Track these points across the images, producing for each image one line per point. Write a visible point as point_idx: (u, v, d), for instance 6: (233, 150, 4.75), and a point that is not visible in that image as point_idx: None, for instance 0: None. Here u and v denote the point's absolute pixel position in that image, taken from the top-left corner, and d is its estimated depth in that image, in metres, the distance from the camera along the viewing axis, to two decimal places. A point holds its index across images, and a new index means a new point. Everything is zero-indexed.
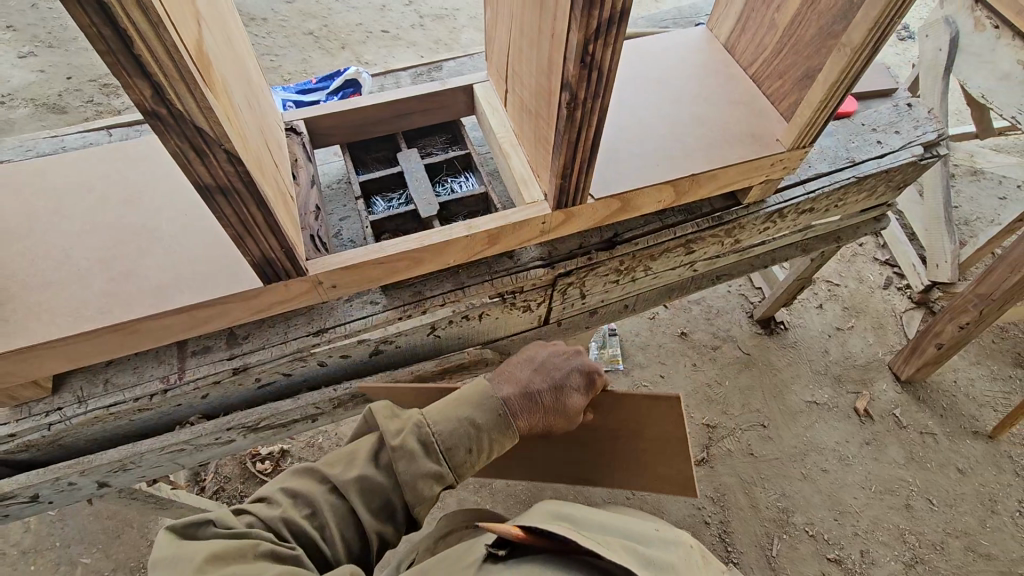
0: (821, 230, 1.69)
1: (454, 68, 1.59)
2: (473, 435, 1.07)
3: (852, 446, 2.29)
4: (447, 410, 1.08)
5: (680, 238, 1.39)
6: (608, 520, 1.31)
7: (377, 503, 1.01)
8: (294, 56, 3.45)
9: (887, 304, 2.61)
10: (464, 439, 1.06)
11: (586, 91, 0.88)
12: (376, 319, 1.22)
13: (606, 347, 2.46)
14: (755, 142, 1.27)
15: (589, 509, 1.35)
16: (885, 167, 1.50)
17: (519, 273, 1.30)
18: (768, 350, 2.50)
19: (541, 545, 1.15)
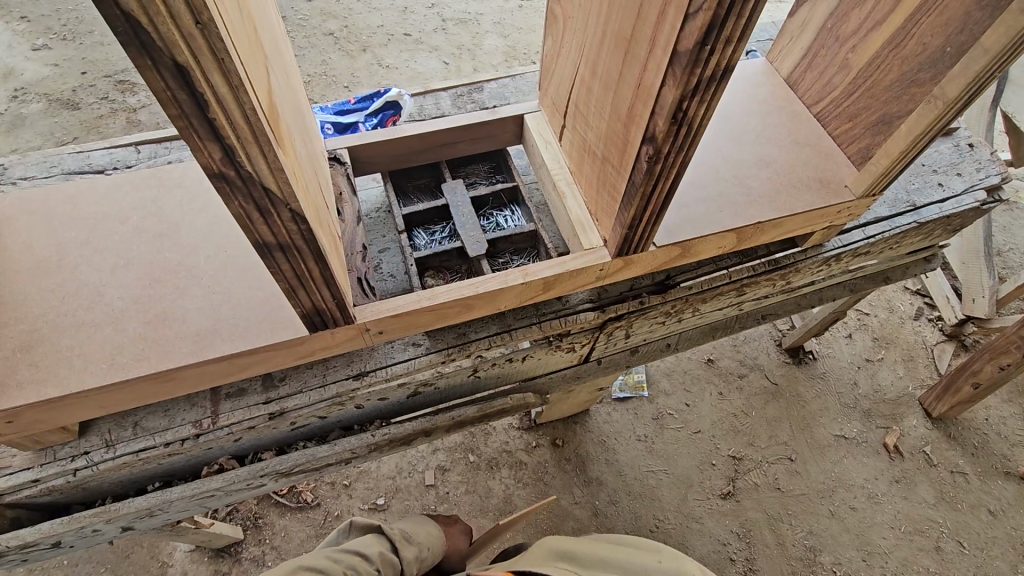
0: (871, 270, 1.62)
1: (497, 90, 1.52)
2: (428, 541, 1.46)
3: (881, 483, 2.23)
4: (413, 524, 1.49)
5: (733, 281, 1.33)
6: (606, 550, 1.28)
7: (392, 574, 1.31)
8: (313, 57, 3.38)
9: (918, 336, 2.56)
10: (421, 540, 1.45)
11: (671, 145, 0.82)
12: (419, 363, 1.16)
13: (633, 373, 2.39)
14: (822, 188, 1.21)
15: (593, 541, 1.33)
16: (947, 212, 1.43)
17: (568, 316, 1.23)
18: (796, 380, 2.44)
19: None
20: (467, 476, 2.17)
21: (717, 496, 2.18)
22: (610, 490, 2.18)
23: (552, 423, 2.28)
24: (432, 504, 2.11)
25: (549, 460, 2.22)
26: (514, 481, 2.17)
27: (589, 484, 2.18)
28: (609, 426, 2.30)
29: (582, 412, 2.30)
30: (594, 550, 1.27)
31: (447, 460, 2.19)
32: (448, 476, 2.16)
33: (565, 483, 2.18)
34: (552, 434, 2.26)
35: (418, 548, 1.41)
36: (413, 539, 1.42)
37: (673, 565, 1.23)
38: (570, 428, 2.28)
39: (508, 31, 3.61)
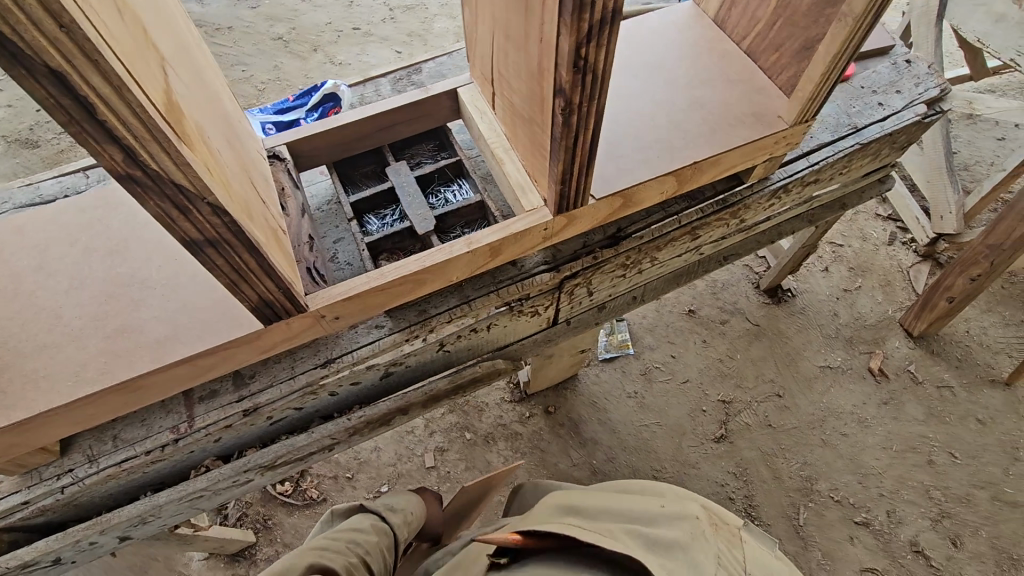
0: (826, 199, 1.64)
1: (434, 69, 1.53)
2: (413, 507, 1.60)
3: (870, 408, 2.27)
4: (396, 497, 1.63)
5: (684, 226, 1.35)
6: (611, 502, 1.28)
7: (386, 540, 1.44)
8: (265, 63, 3.34)
9: (893, 261, 2.59)
10: (406, 504, 1.59)
11: (581, 95, 0.84)
12: (383, 344, 1.19)
13: (617, 332, 2.42)
14: (756, 122, 1.22)
15: (600, 494, 1.32)
16: (889, 130, 1.44)
17: (524, 280, 1.26)
18: (777, 318, 2.47)
19: (544, 545, 1.18)
20: (466, 454, 2.22)
21: (711, 440, 2.23)
22: (607, 448, 2.23)
23: (544, 392, 2.33)
24: (435, 485, 2.16)
25: (544, 427, 2.27)
26: (511, 453, 2.22)
27: (585, 445, 2.23)
28: (599, 387, 2.34)
29: (571, 377, 2.34)
30: (600, 502, 1.28)
31: (444, 440, 2.24)
32: (448, 456, 2.21)
33: (562, 447, 2.23)
34: (545, 403, 2.31)
35: (404, 514, 1.55)
36: (397, 507, 1.55)
37: (676, 510, 1.23)
38: (561, 395, 2.32)
39: (455, 11, 3.56)
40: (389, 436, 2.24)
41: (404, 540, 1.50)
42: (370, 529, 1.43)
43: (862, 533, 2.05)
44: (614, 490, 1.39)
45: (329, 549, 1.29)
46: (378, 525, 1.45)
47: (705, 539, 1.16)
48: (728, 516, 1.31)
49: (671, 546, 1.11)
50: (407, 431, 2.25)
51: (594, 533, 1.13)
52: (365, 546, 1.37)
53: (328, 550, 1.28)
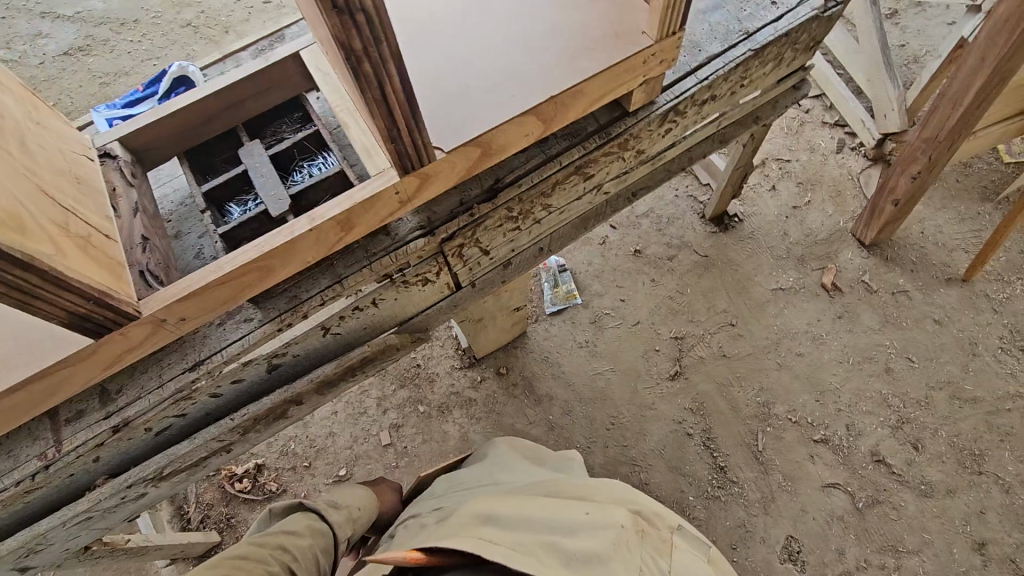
0: (735, 114, 1.53)
1: (297, 31, 1.44)
2: (359, 505, 1.51)
3: (824, 324, 2.22)
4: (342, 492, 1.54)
5: (568, 166, 1.26)
6: (530, 510, 1.17)
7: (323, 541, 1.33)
8: (176, 54, 3.07)
9: (843, 168, 2.47)
10: (352, 503, 1.50)
11: (360, 40, 0.74)
12: (254, 338, 1.13)
13: (563, 283, 2.34)
14: (620, 42, 1.11)
15: (519, 499, 1.21)
16: (783, 31, 1.32)
17: (399, 249, 1.18)
18: (726, 247, 2.37)
19: (451, 561, 1.09)
20: (421, 427, 2.19)
21: (665, 379, 2.19)
22: (562, 402, 2.20)
23: (493, 354, 2.27)
24: (393, 462, 2.15)
25: (497, 390, 2.23)
26: (467, 420, 2.19)
27: (540, 402, 2.20)
28: (550, 341, 2.28)
29: (520, 335, 2.28)
30: (518, 509, 1.16)
31: (399, 417, 2.21)
32: (403, 431, 2.19)
33: (516, 407, 2.20)
34: (496, 364, 2.26)
35: (349, 510, 1.46)
36: (340, 504, 1.46)
37: (602, 517, 1.17)
38: (511, 354, 2.27)
39: None
40: (342, 420, 2.21)
41: (345, 541, 1.39)
42: (304, 532, 1.32)
43: (822, 451, 2.04)
44: (541, 489, 1.31)
45: (250, 558, 1.18)
46: (313, 526, 1.34)
47: (627, 549, 1.11)
48: (661, 516, 1.27)
49: (588, 561, 1.06)
50: (360, 412, 2.22)
51: (504, 551, 1.05)
52: (295, 551, 1.26)
53: (249, 560, 1.17)
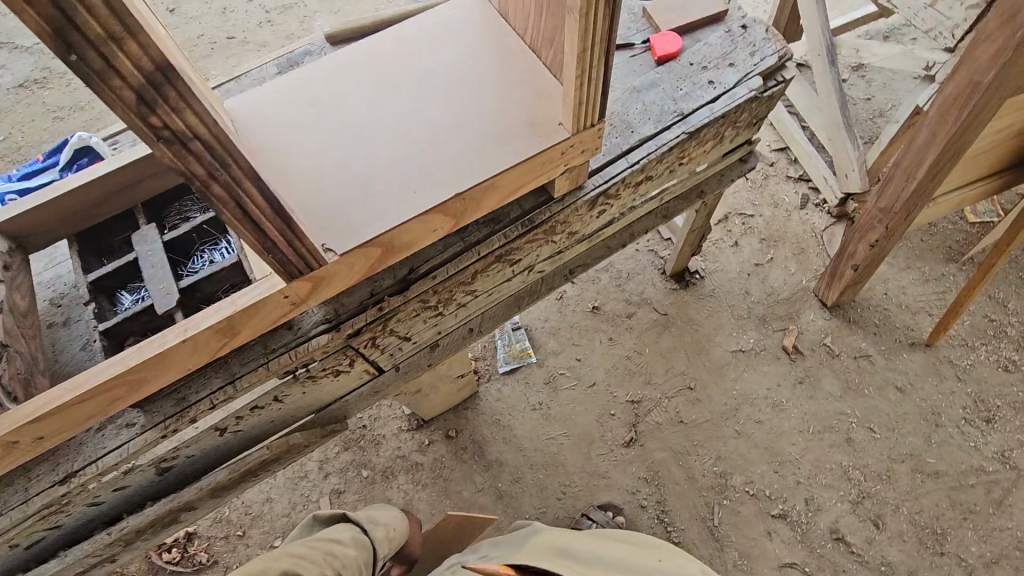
0: (678, 190, 1.46)
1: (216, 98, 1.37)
2: (397, 528, 1.50)
3: (784, 389, 2.14)
4: (380, 509, 1.54)
5: (488, 256, 1.18)
6: (603, 549, 1.31)
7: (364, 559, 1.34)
8: None
9: (807, 225, 2.41)
10: (391, 522, 1.49)
11: (202, 166, 0.66)
12: (133, 446, 1.03)
13: (517, 340, 2.25)
14: (533, 133, 1.03)
15: (595, 537, 1.35)
16: (719, 113, 1.25)
17: (300, 347, 1.10)
18: (686, 305, 2.30)
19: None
20: (364, 494, 2.09)
21: (620, 446, 2.10)
22: (513, 468, 2.10)
23: (443, 415, 2.18)
24: None
25: (446, 454, 2.13)
26: (413, 486, 2.09)
27: (490, 468, 2.10)
28: (502, 402, 2.19)
29: (471, 396, 2.19)
30: (594, 548, 1.30)
31: (341, 482, 2.10)
32: (345, 498, 2.08)
33: (465, 473, 2.10)
34: (445, 426, 2.16)
35: (387, 530, 1.46)
36: (381, 520, 1.47)
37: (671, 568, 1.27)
38: (461, 416, 2.18)
39: (337, 3, 3.15)
40: (281, 484, 2.10)
41: (384, 557, 1.41)
42: (348, 542, 1.34)
43: (779, 527, 1.96)
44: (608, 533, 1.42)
45: (300, 559, 1.22)
46: (359, 539, 1.36)
47: None
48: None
49: None
50: (300, 477, 2.11)
51: None
52: (342, 562, 1.28)
53: (296, 563, 1.20)
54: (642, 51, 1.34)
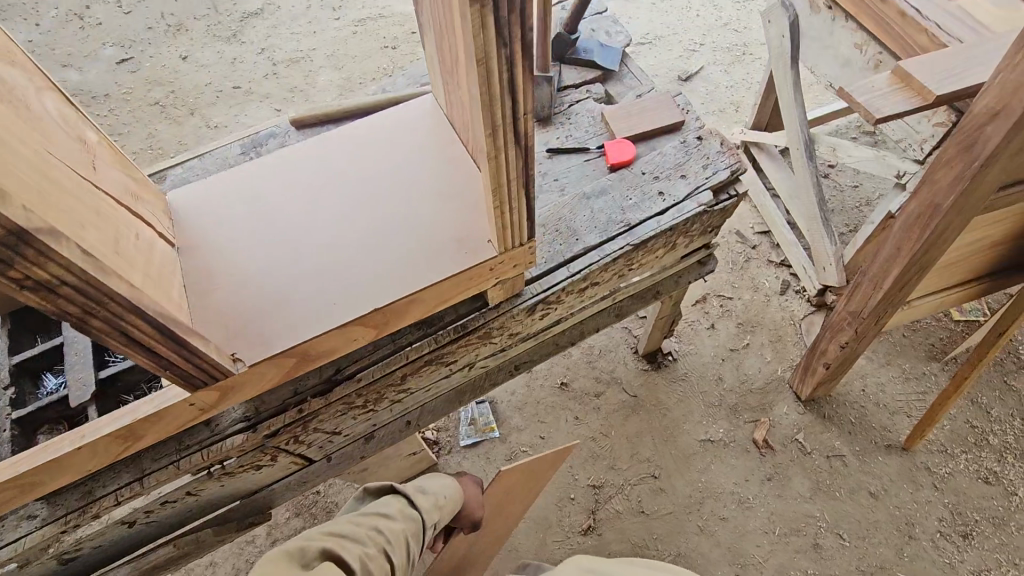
0: (631, 291, 1.44)
1: (180, 176, 1.41)
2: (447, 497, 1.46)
3: (752, 486, 2.07)
4: (432, 479, 1.50)
5: (417, 360, 1.16)
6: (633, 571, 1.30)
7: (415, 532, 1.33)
8: (139, 133, 3.01)
9: (785, 312, 2.37)
10: (442, 492, 1.46)
11: (76, 306, 0.66)
12: (30, 541, 1.01)
13: (479, 414, 2.20)
14: (460, 250, 1.03)
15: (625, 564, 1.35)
16: (665, 226, 1.24)
17: (215, 445, 1.07)
18: (657, 388, 2.25)
19: None
20: None
21: (577, 533, 2.02)
22: None
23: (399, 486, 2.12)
24: None
25: None
26: None
27: None
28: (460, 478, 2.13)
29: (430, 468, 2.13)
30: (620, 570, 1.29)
31: None
32: None
33: None
34: None
35: (436, 498, 1.42)
36: (429, 490, 1.43)
37: None
38: None
39: (342, 62, 3.22)
40: (226, 549, 2.04)
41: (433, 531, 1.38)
42: (397, 516, 1.31)
43: None
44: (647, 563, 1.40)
45: (344, 540, 1.19)
46: (405, 511, 1.33)
47: None
48: None
49: None
50: (248, 541, 2.05)
51: None
52: (388, 536, 1.25)
53: (341, 542, 1.18)
54: (596, 156, 1.34)
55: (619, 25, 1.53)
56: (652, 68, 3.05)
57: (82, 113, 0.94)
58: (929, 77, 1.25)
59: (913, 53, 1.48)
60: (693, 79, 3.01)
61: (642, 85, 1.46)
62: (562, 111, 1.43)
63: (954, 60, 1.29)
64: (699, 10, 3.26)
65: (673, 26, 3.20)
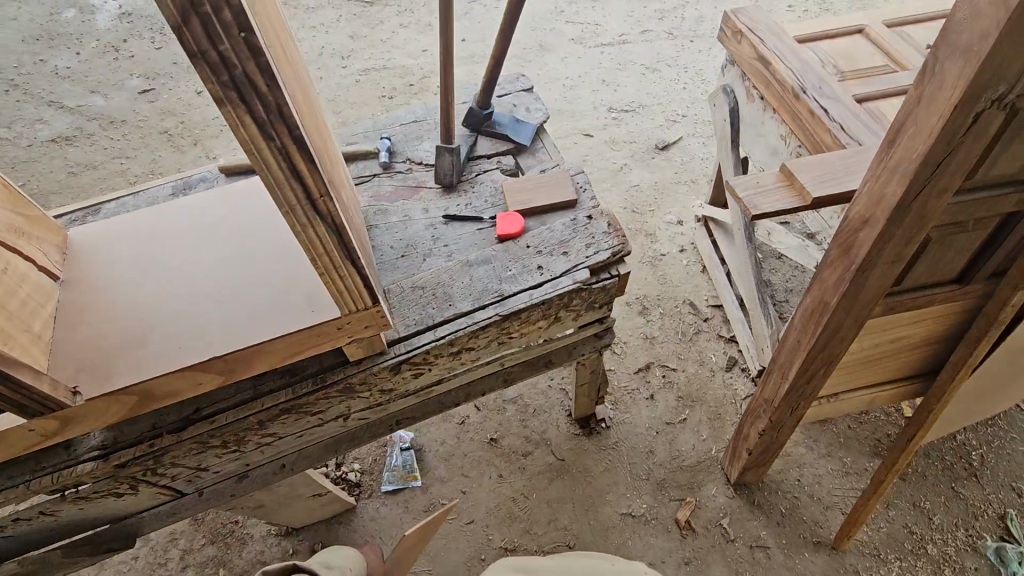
0: (519, 357, 1.46)
1: (112, 211, 1.49)
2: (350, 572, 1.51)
3: (667, 568, 1.99)
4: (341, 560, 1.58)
5: (273, 408, 1.20)
6: None
7: None
8: (145, 157, 3.21)
9: (729, 390, 2.32)
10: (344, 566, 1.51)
11: None
12: None
13: (402, 462, 2.21)
14: (307, 309, 1.09)
15: None
16: (534, 301, 1.27)
17: (67, 469, 1.13)
18: (586, 453, 2.21)
19: None
20: None
21: None
22: None
23: (314, 526, 2.09)
24: None
25: None
26: None
27: None
28: (376, 524, 2.10)
29: (347, 511, 2.11)
30: None
31: None
32: None
33: None
34: (311, 540, 2.07)
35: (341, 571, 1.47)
36: (334, 564, 1.48)
37: None
38: (333, 530, 2.09)
39: (340, 106, 3.36)
40: (140, 568, 2.04)
41: None
42: None
43: None
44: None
45: None
46: None
47: None
48: None
49: None
50: (159, 563, 2.05)
51: None
52: None
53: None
54: (488, 226, 1.40)
55: (539, 103, 1.61)
56: (632, 135, 3.13)
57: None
58: (811, 178, 1.27)
59: (821, 149, 1.50)
60: (671, 148, 3.07)
61: (550, 160, 1.52)
62: (468, 180, 1.50)
63: (841, 163, 1.31)
64: (686, 84, 3.36)
65: (658, 97, 3.30)
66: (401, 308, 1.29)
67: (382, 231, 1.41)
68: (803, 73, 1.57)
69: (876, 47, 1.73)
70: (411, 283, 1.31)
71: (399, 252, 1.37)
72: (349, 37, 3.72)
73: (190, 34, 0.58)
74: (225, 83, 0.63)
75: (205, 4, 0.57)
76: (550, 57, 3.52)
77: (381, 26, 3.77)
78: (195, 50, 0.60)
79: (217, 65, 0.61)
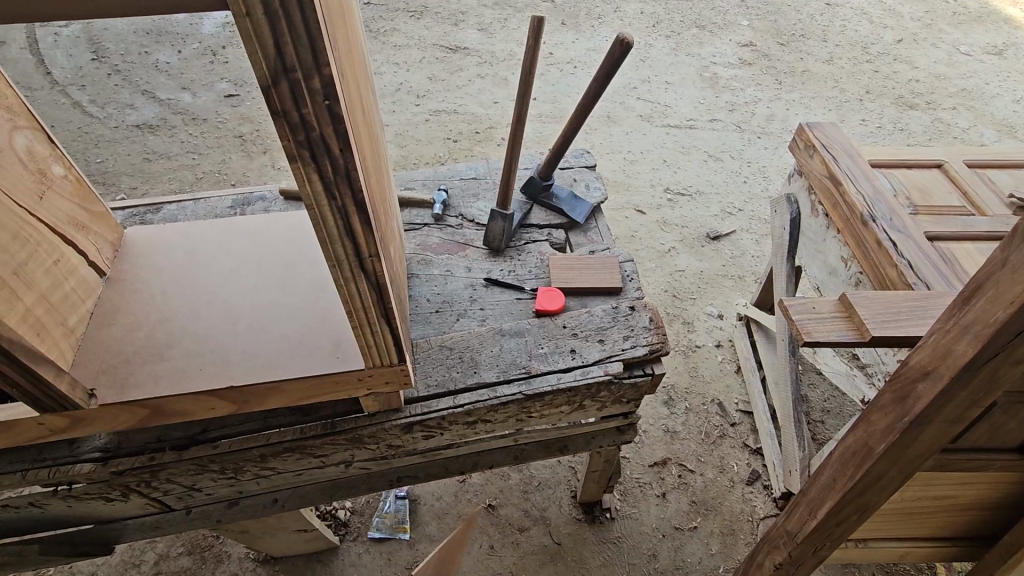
0: (534, 436, 1.40)
1: (172, 212, 1.53)
2: None
3: None
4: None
5: (278, 445, 1.17)
6: None
7: None
8: (215, 156, 3.36)
9: (746, 506, 2.18)
10: None
11: None
12: None
13: (393, 510, 2.13)
14: (331, 354, 1.08)
15: None
16: (561, 386, 1.22)
17: (66, 465, 1.11)
18: (583, 542, 2.09)
19: None
20: None
21: None
22: None
23: (292, 559, 2.02)
24: None
25: None
26: None
27: None
28: (354, 571, 2.00)
29: (329, 550, 2.04)
30: None
31: None
32: None
33: None
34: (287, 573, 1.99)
35: None
36: None
37: None
38: (310, 567, 2.01)
39: (405, 141, 3.48)
40: (113, 565, 2.00)
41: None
42: None
43: None
44: None
45: None
46: None
47: None
48: None
49: None
50: (132, 564, 2.00)
51: None
52: None
53: None
54: (529, 298, 1.38)
55: (599, 182, 1.61)
56: (684, 220, 3.12)
57: (56, 150, 1.12)
58: (872, 315, 1.21)
59: (884, 284, 1.45)
60: (722, 240, 3.03)
61: (601, 243, 1.50)
62: (516, 248, 1.49)
63: (905, 304, 1.25)
64: (747, 178, 3.34)
65: (717, 186, 3.29)
66: (425, 366, 1.26)
67: (422, 284, 1.40)
68: (874, 202, 1.54)
69: (954, 185, 1.68)
70: (440, 342, 1.29)
71: (434, 307, 1.36)
72: (427, 78, 3.87)
73: (278, 96, 0.60)
74: (300, 142, 0.64)
75: (296, 70, 0.58)
76: (616, 129, 3.57)
77: (458, 73, 3.92)
78: (279, 109, 0.61)
79: (296, 124, 0.63)
